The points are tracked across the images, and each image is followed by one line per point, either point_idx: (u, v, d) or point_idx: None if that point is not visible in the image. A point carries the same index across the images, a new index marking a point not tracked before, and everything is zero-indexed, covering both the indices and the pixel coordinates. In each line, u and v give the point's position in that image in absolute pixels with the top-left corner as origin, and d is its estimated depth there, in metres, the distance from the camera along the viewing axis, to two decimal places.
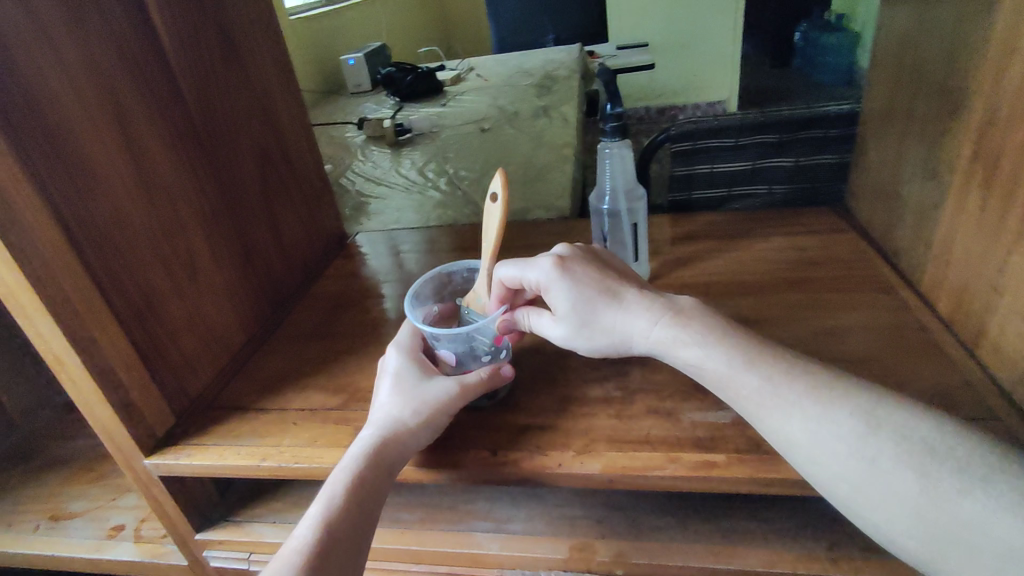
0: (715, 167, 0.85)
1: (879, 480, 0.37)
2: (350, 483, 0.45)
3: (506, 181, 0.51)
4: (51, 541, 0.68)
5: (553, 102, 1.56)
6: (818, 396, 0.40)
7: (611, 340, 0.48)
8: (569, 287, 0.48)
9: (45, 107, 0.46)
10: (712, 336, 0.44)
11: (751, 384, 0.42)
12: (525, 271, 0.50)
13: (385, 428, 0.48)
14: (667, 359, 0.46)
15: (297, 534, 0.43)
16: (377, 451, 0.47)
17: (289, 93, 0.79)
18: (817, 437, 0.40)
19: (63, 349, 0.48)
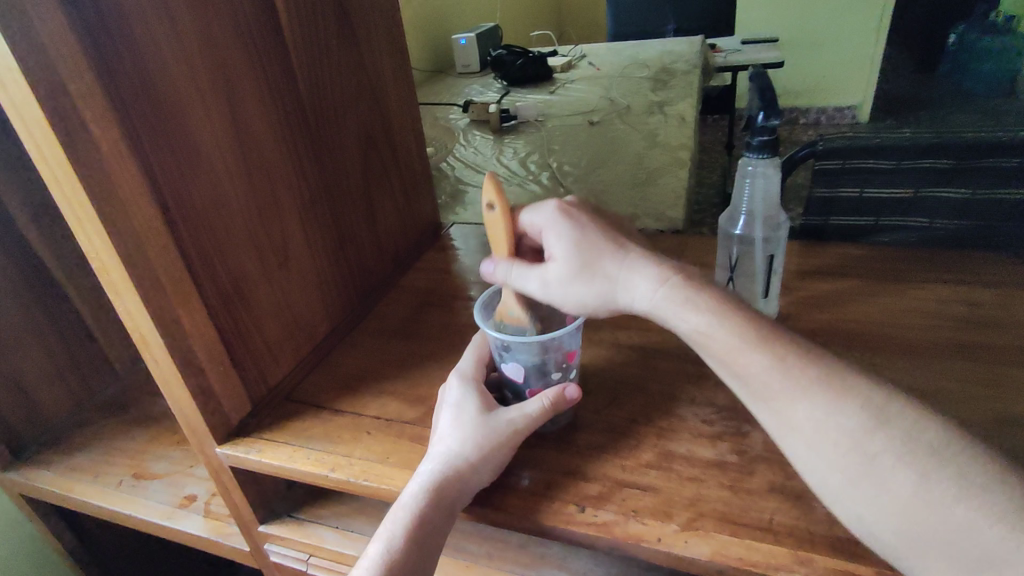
0: (865, 192, 0.72)
1: (867, 492, 0.34)
2: (409, 526, 0.41)
3: (494, 189, 0.45)
4: (130, 499, 0.70)
5: (670, 98, 1.45)
6: (823, 397, 0.36)
7: (606, 282, 0.42)
8: (576, 226, 0.44)
9: (156, 78, 0.44)
10: (720, 309, 0.40)
11: (759, 369, 0.38)
12: (535, 213, 0.46)
13: (445, 464, 0.43)
14: (665, 320, 0.41)
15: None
16: (435, 493, 0.42)
17: (401, 73, 0.75)
18: (808, 437, 0.36)
19: (148, 329, 0.47)
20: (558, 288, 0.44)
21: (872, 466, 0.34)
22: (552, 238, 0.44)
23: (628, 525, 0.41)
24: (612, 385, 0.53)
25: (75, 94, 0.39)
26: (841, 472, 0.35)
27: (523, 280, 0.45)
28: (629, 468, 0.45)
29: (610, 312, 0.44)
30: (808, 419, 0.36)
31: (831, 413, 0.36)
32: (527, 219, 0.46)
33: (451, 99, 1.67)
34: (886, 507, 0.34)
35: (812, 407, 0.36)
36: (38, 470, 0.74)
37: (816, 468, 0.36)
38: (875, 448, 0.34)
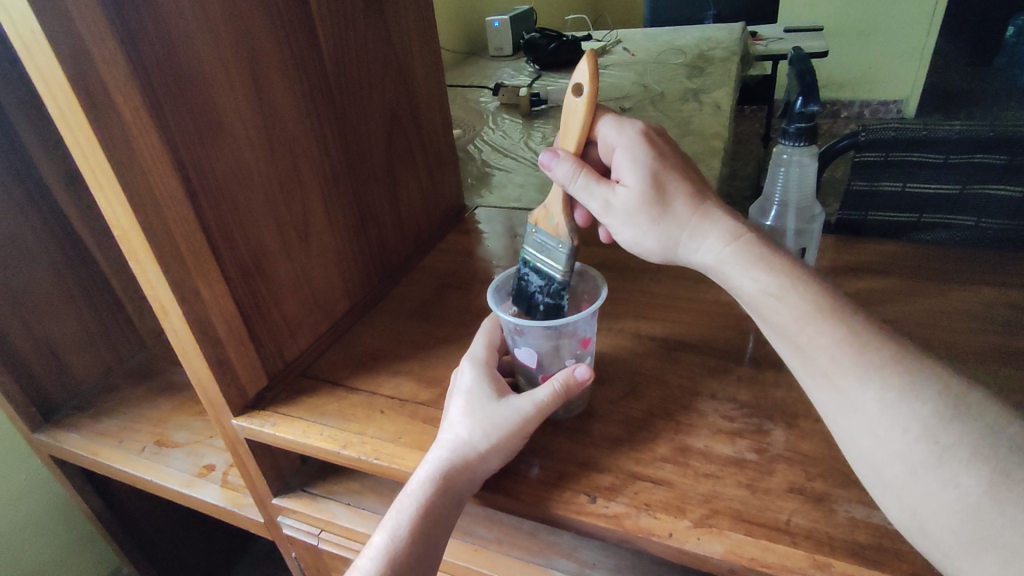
0: (908, 185, 0.69)
1: (930, 487, 0.33)
2: (415, 514, 0.41)
3: (592, 67, 0.43)
4: (150, 465, 0.71)
5: (705, 86, 1.41)
6: (895, 378, 0.34)
7: (674, 227, 0.42)
8: (654, 155, 0.43)
9: (179, 48, 0.44)
10: (793, 275, 0.39)
11: (828, 341, 0.36)
12: (612, 130, 0.45)
13: (453, 452, 0.43)
14: (729, 278, 0.40)
15: (359, 567, 0.41)
16: (442, 481, 0.42)
17: (428, 51, 0.74)
18: (875, 420, 0.34)
19: (167, 298, 0.47)
20: (624, 216, 0.43)
21: (941, 459, 0.33)
22: (624, 161, 0.43)
23: (639, 519, 0.40)
24: (630, 375, 0.52)
25: (98, 60, 0.39)
26: (905, 462, 0.33)
27: (585, 193, 0.44)
28: (643, 461, 0.44)
29: (667, 258, 0.44)
30: (878, 401, 0.34)
31: (904, 396, 0.34)
32: (603, 131, 0.46)
33: (481, 82, 1.65)
34: (950, 505, 0.32)
35: (882, 390, 0.34)
36: (65, 432, 0.76)
37: (876, 456, 0.35)
38: (947, 439, 0.33)
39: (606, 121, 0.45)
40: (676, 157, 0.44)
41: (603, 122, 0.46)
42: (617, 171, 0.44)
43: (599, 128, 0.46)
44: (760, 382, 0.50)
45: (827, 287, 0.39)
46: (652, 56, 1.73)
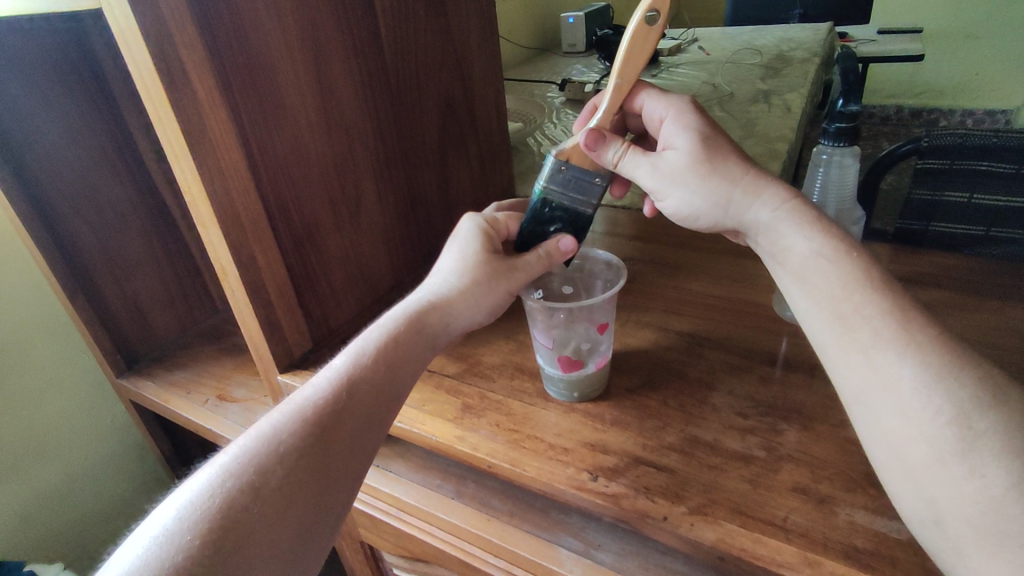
0: (974, 197, 0.65)
1: (953, 474, 0.32)
2: (382, 342, 0.45)
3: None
4: (212, 417, 0.78)
5: (779, 87, 1.36)
6: (933, 360, 0.34)
7: (727, 184, 0.44)
8: (702, 125, 0.47)
9: (251, 37, 0.49)
10: (844, 246, 0.40)
11: (873, 310, 0.36)
12: (657, 102, 0.49)
13: (433, 294, 0.48)
14: (782, 235, 0.42)
15: (314, 383, 0.43)
16: (418, 317, 0.47)
17: (486, 44, 0.77)
18: (907, 401, 0.34)
19: (225, 259, 0.52)
20: (673, 180, 0.46)
21: (972, 446, 0.32)
22: (671, 128, 0.47)
23: (636, 500, 0.41)
24: (651, 366, 0.53)
25: (178, 42, 0.44)
26: (931, 446, 0.33)
27: (633, 164, 0.47)
28: (650, 447, 0.45)
29: (714, 221, 0.46)
30: (914, 381, 0.34)
31: (939, 378, 0.34)
32: (649, 104, 0.50)
33: (550, 77, 1.67)
34: (973, 494, 0.31)
35: (919, 369, 0.34)
36: (142, 379, 0.85)
37: (899, 441, 0.34)
38: (980, 426, 0.32)
39: (643, 93, 0.50)
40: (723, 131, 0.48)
41: (648, 96, 0.50)
42: (665, 140, 0.48)
43: (642, 101, 0.50)
44: (781, 383, 0.50)
45: (857, 274, 0.38)
46: (727, 56, 1.68)
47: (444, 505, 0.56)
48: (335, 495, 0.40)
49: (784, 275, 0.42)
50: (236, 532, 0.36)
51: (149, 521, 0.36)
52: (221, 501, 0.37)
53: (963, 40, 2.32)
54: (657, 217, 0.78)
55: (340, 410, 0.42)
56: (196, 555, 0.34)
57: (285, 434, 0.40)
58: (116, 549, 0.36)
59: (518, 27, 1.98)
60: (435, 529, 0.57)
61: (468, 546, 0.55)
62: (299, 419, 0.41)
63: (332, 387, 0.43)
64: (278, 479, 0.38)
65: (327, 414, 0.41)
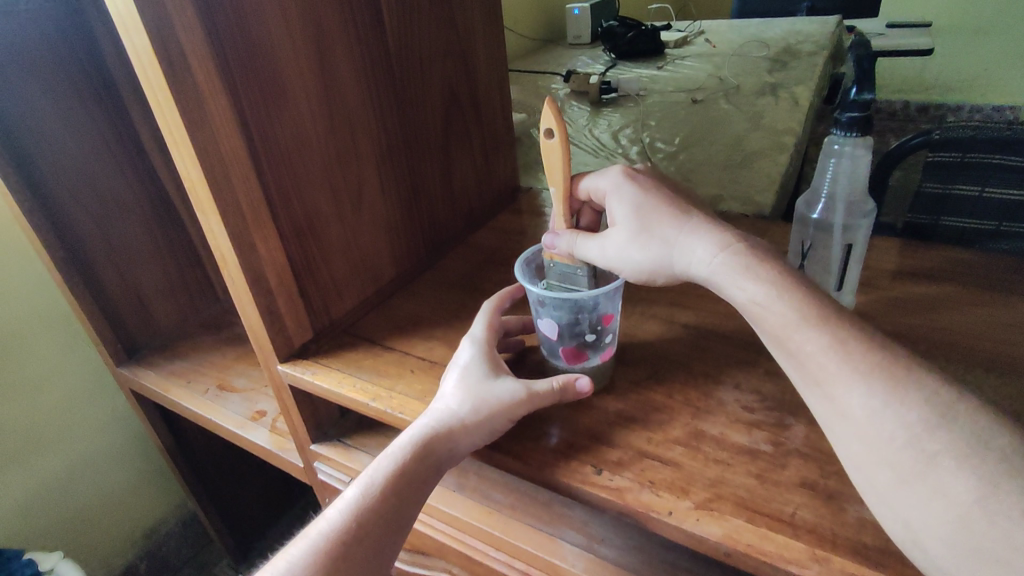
0: (985, 191, 0.66)
1: (918, 495, 0.32)
2: (391, 475, 0.43)
3: (554, 111, 0.44)
4: (211, 407, 0.78)
5: (785, 80, 1.35)
6: (882, 384, 0.33)
7: (667, 247, 0.42)
8: (638, 189, 0.44)
9: (253, 21, 0.48)
10: (783, 285, 0.38)
11: (811, 348, 0.36)
12: (595, 179, 0.47)
13: (437, 421, 0.45)
14: (726, 289, 0.40)
15: (326, 516, 0.42)
16: (425, 446, 0.44)
17: (491, 32, 0.76)
18: (864, 426, 0.33)
19: (225, 247, 0.51)
20: (619, 256, 0.44)
21: (928, 466, 0.31)
22: (610, 203, 0.45)
23: (641, 494, 0.40)
24: (655, 359, 0.52)
25: (177, 24, 0.43)
26: (894, 469, 0.32)
27: (585, 250, 0.45)
28: (654, 441, 0.44)
29: (672, 278, 0.43)
30: (864, 409, 0.33)
31: (889, 402, 0.33)
32: (590, 184, 0.48)
33: (555, 68, 1.65)
34: (939, 513, 0.31)
35: (869, 395, 0.34)
36: (143, 369, 0.84)
37: (865, 464, 0.34)
38: (934, 447, 0.32)
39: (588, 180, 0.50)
40: (661, 186, 0.45)
41: (583, 181, 0.48)
42: (608, 216, 0.46)
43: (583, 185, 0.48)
44: (788, 377, 0.49)
45: None
46: (734, 48, 1.66)
47: (445, 498, 0.55)
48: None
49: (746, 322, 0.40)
50: None
51: None
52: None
53: (971, 35, 2.30)
54: None
55: (349, 549, 0.40)
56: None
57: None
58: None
59: (523, 18, 1.96)
60: (436, 522, 0.56)
61: (469, 539, 0.54)
62: (310, 560, 0.40)
63: (342, 524, 0.41)
64: None
65: (339, 553, 0.40)
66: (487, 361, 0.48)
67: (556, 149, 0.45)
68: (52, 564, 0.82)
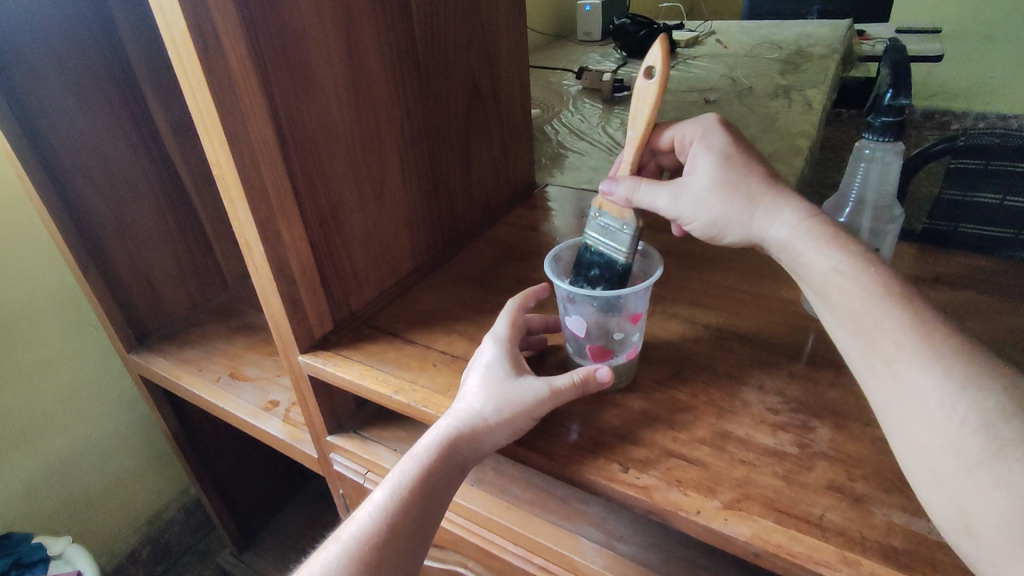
0: (1007, 199, 0.65)
1: (981, 483, 0.32)
2: (418, 477, 0.43)
3: (666, 51, 0.43)
4: (224, 395, 0.77)
5: (798, 83, 1.34)
6: (958, 369, 0.34)
7: (748, 204, 0.43)
8: (728, 147, 0.46)
9: (284, 7, 0.48)
10: (865, 259, 0.39)
11: (894, 321, 0.36)
12: (687, 128, 0.48)
13: (461, 421, 0.44)
14: (799, 255, 0.41)
15: (357, 518, 0.43)
16: (448, 447, 0.44)
17: (514, 26, 0.75)
18: (932, 412, 0.34)
19: (251, 235, 0.51)
20: (697, 204, 0.45)
21: (995, 454, 0.32)
22: (697, 152, 0.46)
23: (668, 493, 0.40)
24: (679, 359, 0.52)
25: (212, 8, 0.43)
26: (959, 456, 0.33)
27: (650, 197, 0.45)
28: (680, 440, 0.44)
29: (741, 238, 0.45)
30: (937, 392, 0.34)
31: (965, 387, 0.34)
32: (678, 131, 0.49)
33: (566, 65, 1.65)
34: (1002, 501, 0.31)
35: (943, 379, 0.34)
36: (154, 355, 0.84)
37: (927, 450, 0.34)
38: (1006, 435, 0.32)
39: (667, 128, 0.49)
40: (750, 150, 0.47)
41: (671, 130, 0.49)
42: (689, 167, 0.47)
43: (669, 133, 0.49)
44: (811, 380, 0.49)
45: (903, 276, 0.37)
46: (746, 50, 1.66)
47: (464, 492, 0.55)
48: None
49: (808, 290, 0.41)
50: None
51: None
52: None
53: (980, 44, 2.31)
54: None
55: (381, 554, 0.41)
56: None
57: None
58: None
59: (535, 13, 1.96)
60: (454, 515, 0.56)
61: (487, 533, 0.54)
62: (344, 562, 0.40)
63: (374, 528, 0.42)
64: None
65: (371, 555, 0.41)
66: (509, 362, 0.47)
67: (650, 95, 0.44)
68: (60, 549, 0.83)
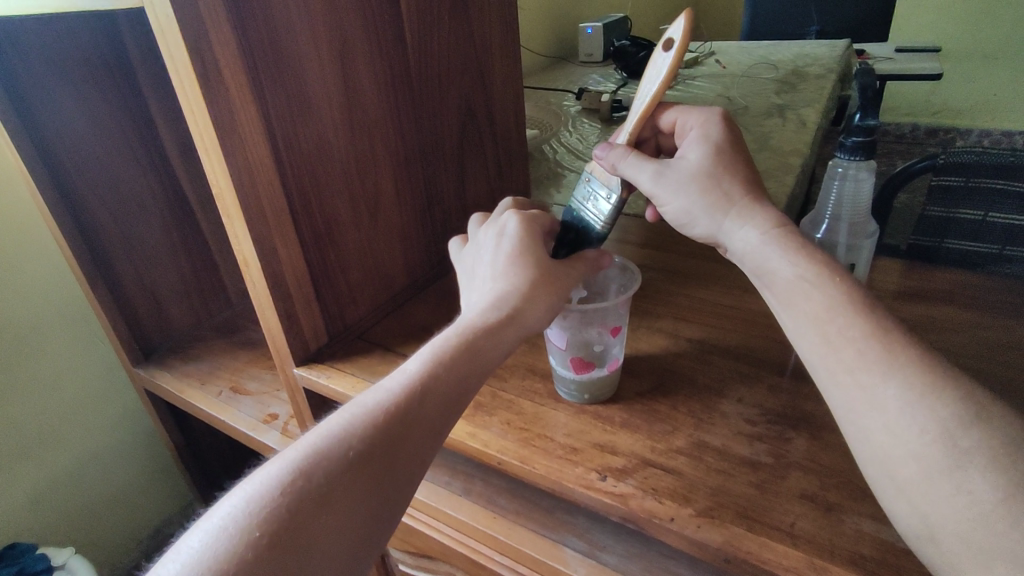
0: (989, 215, 0.68)
1: (941, 491, 0.32)
2: (455, 348, 0.43)
3: (692, 27, 0.45)
4: (224, 409, 0.79)
5: (794, 102, 1.37)
6: (919, 379, 0.34)
7: (724, 204, 0.45)
8: (723, 143, 0.47)
9: (282, 38, 0.50)
10: (832, 268, 0.40)
11: (856, 334, 0.36)
12: (690, 115, 0.50)
13: (507, 298, 0.46)
14: (766, 261, 0.42)
15: (384, 385, 0.42)
16: (491, 328, 0.44)
17: (508, 50, 0.78)
18: (894, 420, 0.34)
19: (248, 252, 0.53)
20: (676, 187, 0.46)
21: (956, 463, 0.32)
22: (691, 142, 0.48)
23: (644, 501, 0.42)
24: (661, 372, 0.53)
25: (213, 39, 0.46)
26: (920, 465, 0.33)
27: (636, 169, 0.47)
28: (658, 450, 0.45)
29: (708, 233, 0.46)
30: (898, 401, 0.34)
31: (925, 397, 0.34)
32: (681, 118, 0.51)
33: (567, 86, 1.68)
34: (961, 509, 0.32)
35: (903, 388, 0.34)
36: (158, 369, 0.86)
37: (888, 458, 0.34)
38: (965, 443, 0.32)
39: (672, 110, 0.52)
40: (742, 153, 0.48)
41: (676, 111, 0.52)
42: (681, 152, 0.48)
43: (671, 115, 0.52)
44: (789, 392, 0.50)
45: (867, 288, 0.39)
46: (744, 69, 1.69)
47: (452, 503, 0.57)
48: (396, 504, 0.39)
49: (771, 296, 0.42)
50: (300, 534, 0.35)
51: (218, 507, 0.36)
52: (284, 502, 0.35)
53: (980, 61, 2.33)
54: (669, 227, 0.78)
55: (410, 420, 0.40)
56: (258, 558, 0.33)
57: (353, 437, 0.38)
58: (174, 543, 0.35)
59: (536, 35, 2.00)
60: (443, 526, 0.57)
61: (474, 543, 0.56)
62: (367, 422, 0.39)
63: (403, 393, 0.41)
64: (345, 480, 0.37)
65: (396, 420, 0.39)
66: (518, 240, 0.48)
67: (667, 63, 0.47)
68: (65, 559, 0.85)
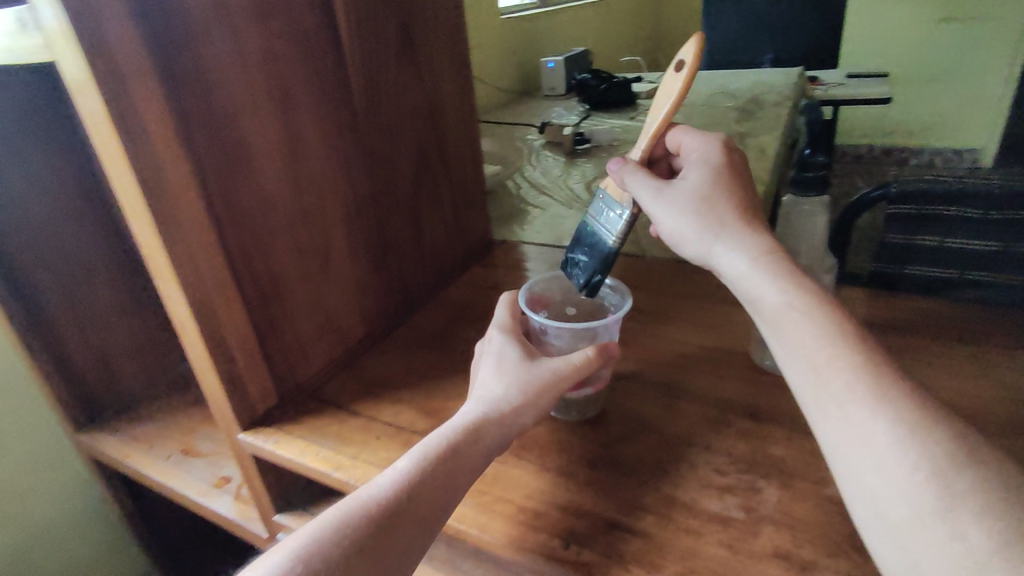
0: (946, 240, 0.67)
1: (933, 535, 0.30)
2: (445, 447, 0.42)
3: (698, 52, 0.47)
4: (171, 474, 0.74)
5: (753, 130, 1.39)
6: (907, 415, 0.33)
7: (717, 223, 0.44)
8: (724, 163, 0.47)
9: (215, 91, 0.48)
10: (819, 298, 0.39)
11: (850, 363, 0.35)
12: (694, 135, 0.50)
13: (487, 402, 0.45)
14: (754, 284, 0.41)
15: (377, 481, 0.40)
16: (478, 426, 0.43)
17: (460, 91, 0.77)
18: (882, 457, 0.32)
19: (184, 314, 0.50)
20: (673, 202, 0.46)
21: (948, 506, 0.30)
22: (693, 163, 0.48)
23: (610, 569, 0.39)
24: (626, 420, 0.51)
25: (136, 97, 0.43)
26: (911, 506, 0.31)
27: (640, 184, 0.48)
28: (625, 510, 0.43)
29: (699, 256, 0.45)
30: (887, 435, 0.32)
31: (916, 434, 0.32)
32: (686, 138, 0.50)
33: (531, 120, 1.69)
34: (955, 556, 0.29)
35: (892, 424, 0.33)
36: (103, 434, 0.81)
37: (879, 501, 0.32)
38: (960, 485, 0.30)
39: (679, 130, 0.51)
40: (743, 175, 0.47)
41: (682, 130, 0.51)
42: (685, 170, 0.48)
43: (679, 133, 0.51)
44: (757, 436, 0.48)
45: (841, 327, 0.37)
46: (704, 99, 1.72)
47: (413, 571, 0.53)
48: None
49: (758, 321, 0.40)
50: None
51: None
52: None
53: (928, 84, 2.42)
54: (632, 263, 0.77)
55: (398, 518, 0.38)
56: None
57: (337, 538, 0.36)
58: None
59: (498, 71, 2.02)
60: None
61: None
62: (359, 522, 0.37)
63: (394, 490, 0.39)
64: None
65: (382, 517, 0.38)
66: (510, 339, 0.50)
67: (678, 83, 0.48)
68: None
